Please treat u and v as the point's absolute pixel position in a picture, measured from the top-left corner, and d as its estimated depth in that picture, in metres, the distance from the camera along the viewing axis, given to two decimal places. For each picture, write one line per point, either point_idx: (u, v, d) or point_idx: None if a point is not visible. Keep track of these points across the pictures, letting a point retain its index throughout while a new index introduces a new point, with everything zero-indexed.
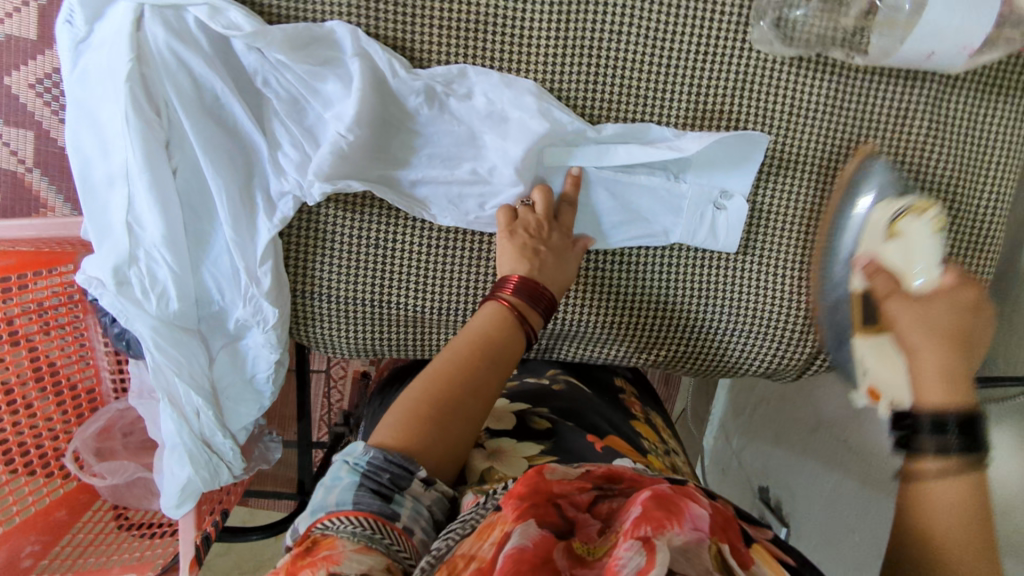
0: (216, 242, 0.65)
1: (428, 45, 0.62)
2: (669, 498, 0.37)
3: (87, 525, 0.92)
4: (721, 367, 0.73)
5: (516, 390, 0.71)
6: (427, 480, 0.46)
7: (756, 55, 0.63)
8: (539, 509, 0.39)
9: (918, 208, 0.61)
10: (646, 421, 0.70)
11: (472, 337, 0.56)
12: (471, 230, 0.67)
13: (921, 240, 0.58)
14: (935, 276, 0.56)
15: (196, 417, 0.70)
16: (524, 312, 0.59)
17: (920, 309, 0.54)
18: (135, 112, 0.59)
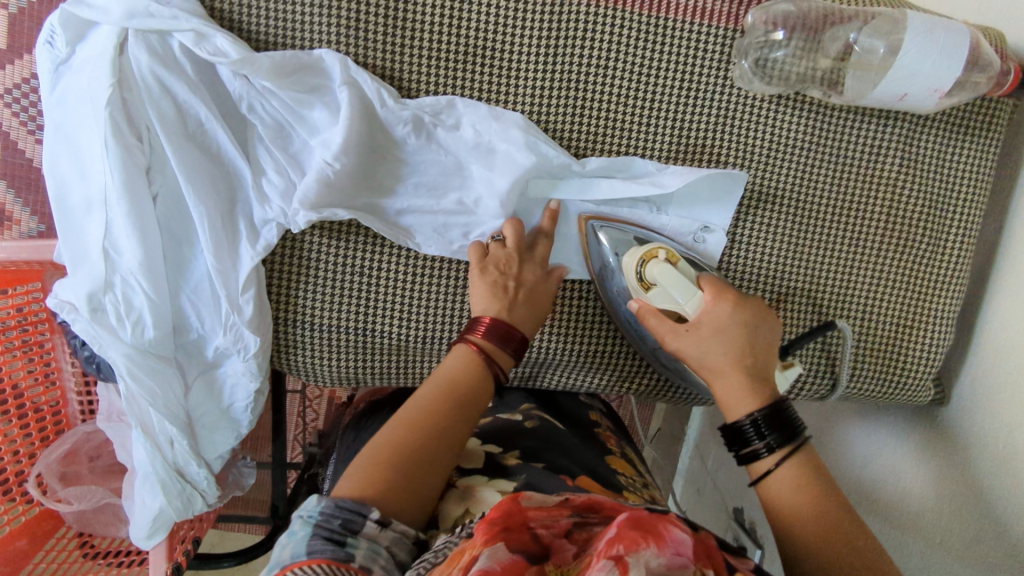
0: (197, 267, 0.64)
1: (416, 75, 0.63)
2: (647, 522, 0.38)
3: (50, 554, 0.89)
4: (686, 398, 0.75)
5: (485, 428, 0.69)
6: (381, 521, 0.45)
7: (736, 91, 0.64)
8: (512, 531, 0.40)
9: (652, 254, 0.63)
10: (621, 455, 0.70)
11: (436, 383, 0.57)
12: (456, 259, 0.67)
13: (669, 282, 0.61)
14: (696, 300, 0.59)
15: (169, 445, 0.68)
16: (494, 355, 0.60)
17: (702, 334, 0.58)
18: (115, 137, 0.58)
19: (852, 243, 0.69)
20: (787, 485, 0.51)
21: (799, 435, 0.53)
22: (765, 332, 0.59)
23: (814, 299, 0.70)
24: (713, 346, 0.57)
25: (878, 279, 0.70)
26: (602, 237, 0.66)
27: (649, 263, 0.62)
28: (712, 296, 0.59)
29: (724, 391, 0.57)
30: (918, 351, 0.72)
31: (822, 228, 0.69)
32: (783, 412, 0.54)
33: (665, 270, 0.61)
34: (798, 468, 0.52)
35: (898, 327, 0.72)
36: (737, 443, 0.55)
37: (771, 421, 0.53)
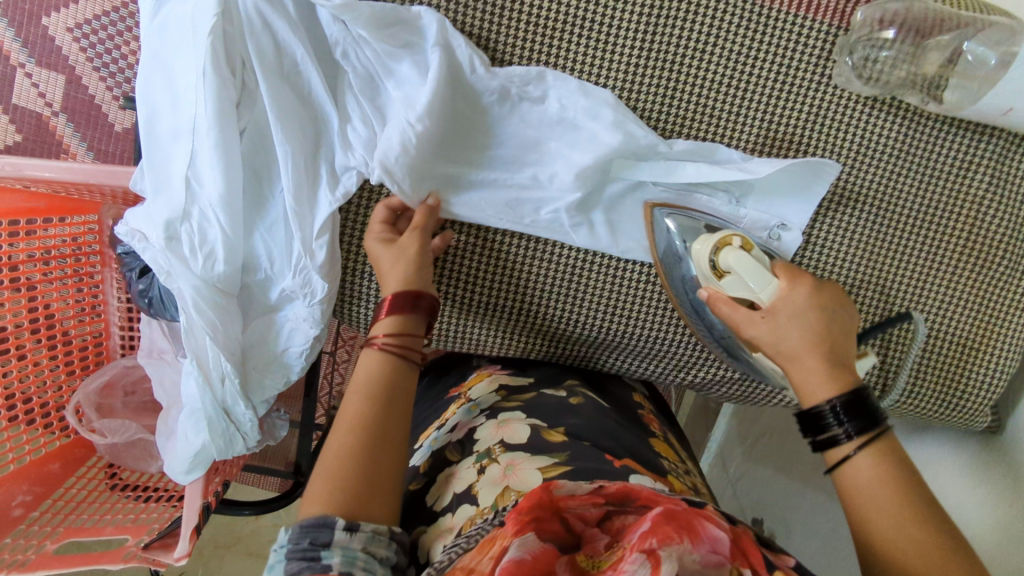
0: (274, 206, 0.65)
1: (512, 37, 0.62)
2: (681, 516, 0.37)
3: (81, 481, 0.89)
4: (621, 360, 0.75)
5: (529, 402, 0.64)
6: (349, 526, 0.45)
7: (835, 90, 0.63)
8: (545, 520, 0.39)
9: (727, 241, 0.60)
10: (664, 439, 0.68)
11: (366, 390, 0.54)
12: (527, 232, 0.67)
13: (744, 269, 0.58)
14: (772, 287, 0.57)
15: (220, 383, 0.66)
16: (403, 325, 0.58)
17: (779, 321, 0.55)
18: (214, 67, 0.58)
19: (929, 256, 0.68)
20: (867, 475, 0.49)
21: (880, 424, 0.50)
22: (841, 313, 0.58)
23: (886, 310, 0.69)
24: (795, 329, 0.55)
25: (952, 296, 0.69)
26: (671, 220, 0.65)
27: (722, 250, 0.60)
28: (790, 281, 0.57)
29: (800, 378, 0.54)
30: (980, 374, 0.71)
31: (899, 237, 0.67)
32: (866, 399, 0.50)
33: (740, 258, 0.59)
34: (877, 455, 0.49)
35: (964, 348, 0.70)
36: (814, 429, 0.52)
37: (851, 408, 0.50)
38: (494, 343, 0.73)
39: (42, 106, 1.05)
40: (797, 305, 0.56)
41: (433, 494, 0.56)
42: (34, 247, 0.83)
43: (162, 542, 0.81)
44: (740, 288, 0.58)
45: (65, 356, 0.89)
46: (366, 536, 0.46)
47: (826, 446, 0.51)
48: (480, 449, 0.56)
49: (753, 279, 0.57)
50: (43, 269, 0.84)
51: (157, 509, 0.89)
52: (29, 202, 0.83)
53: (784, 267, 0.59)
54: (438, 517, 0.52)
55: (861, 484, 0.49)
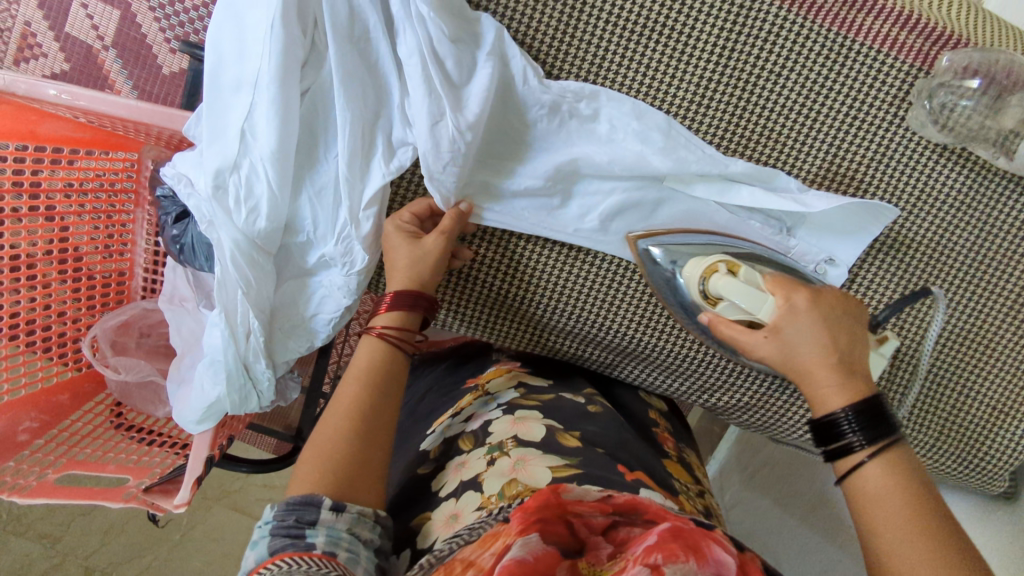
0: (324, 169, 0.64)
1: (586, 34, 0.61)
2: (687, 534, 0.36)
3: (87, 415, 0.89)
4: (653, 377, 0.73)
5: (547, 402, 0.62)
6: (336, 506, 0.45)
7: (909, 134, 0.62)
8: (549, 521, 0.38)
9: (712, 266, 0.59)
10: (677, 460, 0.65)
11: (366, 376, 0.54)
12: (570, 242, 0.66)
13: (733, 293, 0.55)
14: (770, 304, 0.53)
15: (245, 337, 0.65)
16: (404, 322, 0.58)
17: (784, 339, 0.52)
18: (284, 22, 0.57)
19: (970, 315, 0.67)
20: (877, 484, 0.46)
21: (893, 432, 0.47)
22: (849, 320, 0.54)
23: (920, 364, 0.69)
24: (808, 340, 0.52)
25: (987, 357, 0.68)
26: (658, 247, 0.64)
27: (711, 277, 0.58)
28: (784, 295, 0.53)
29: (811, 393, 0.51)
30: (1005, 440, 0.70)
31: (947, 293, 0.66)
32: (878, 407, 0.48)
33: (727, 280, 0.56)
34: (890, 463, 0.46)
35: (991, 413, 0.69)
36: (827, 441, 0.49)
37: (863, 418, 0.48)
38: (524, 340, 0.73)
39: (94, 39, 1.05)
40: (805, 315, 0.52)
41: (436, 482, 0.55)
42: (74, 177, 0.83)
43: (162, 487, 0.81)
44: (740, 313, 0.56)
45: (88, 291, 0.89)
46: (351, 517, 0.46)
47: (837, 454, 0.48)
48: (493, 441, 0.54)
49: (750, 301, 0.54)
50: (78, 215, 0.84)
51: (159, 454, 0.89)
52: (77, 132, 0.83)
53: (776, 279, 0.55)
54: (440, 503, 0.51)
55: (869, 495, 0.46)
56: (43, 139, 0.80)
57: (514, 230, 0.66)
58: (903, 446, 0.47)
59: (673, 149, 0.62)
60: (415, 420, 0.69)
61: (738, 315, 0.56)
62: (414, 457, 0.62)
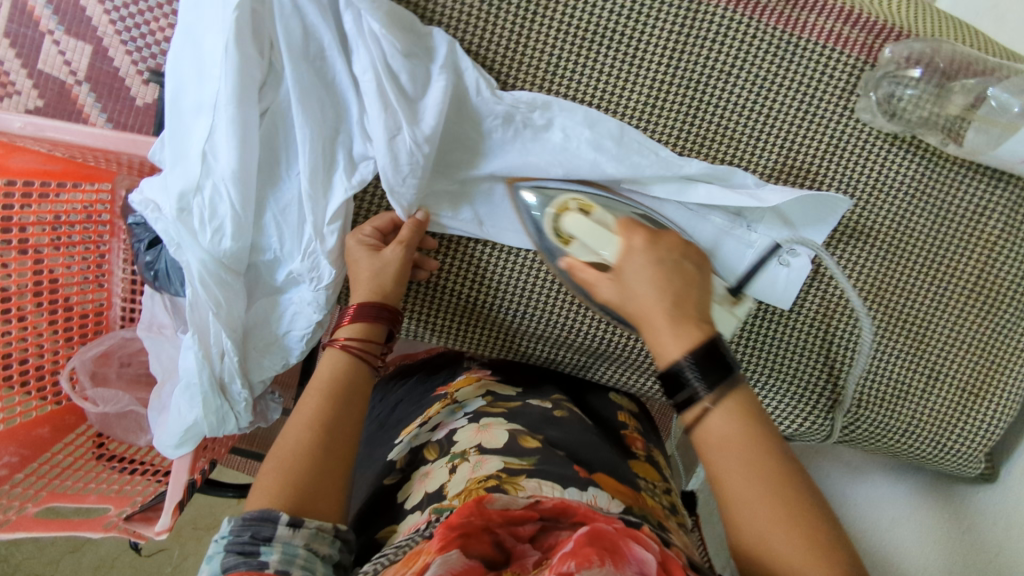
0: (288, 186, 0.64)
1: (539, 45, 0.63)
2: (608, 537, 0.36)
3: (67, 448, 0.88)
4: (630, 378, 0.74)
5: (512, 410, 0.63)
6: (292, 522, 0.45)
7: (859, 126, 0.64)
8: (470, 536, 0.38)
9: (564, 207, 0.60)
10: (646, 460, 0.65)
11: (328, 388, 0.55)
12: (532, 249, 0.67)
13: (584, 234, 0.57)
14: (615, 247, 0.55)
15: (218, 358, 0.66)
16: (368, 331, 0.59)
17: (625, 281, 0.53)
18: (238, 44, 0.58)
19: (933, 298, 0.68)
20: (720, 435, 0.46)
21: (730, 374, 0.47)
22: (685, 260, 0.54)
23: (888, 347, 0.69)
24: (645, 284, 0.51)
25: (952, 337, 0.69)
26: (530, 192, 0.64)
27: (563, 217, 0.59)
28: (626, 237, 0.55)
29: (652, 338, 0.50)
30: (976, 421, 0.70)
31: (910, 276, 0.67)
32: (715, 349, 0.47)
33: (579, 221, 0.58)
34: (729, 412, 0.46)
35: (959, 394, 0.70)
36: (672, 389, 0.48)
37: (704, 364, 0.46)
38: (497, 347, 0.73)
39: (66, 74, 1.06)
40: (646, 260, 0.53)
41: (404, 492, 0.55)
42: (45, 210, 0.83)
43: (143, 515, 0.81)
44: (588, 256, 0.57)
45: (66, 323, 0.89)
46: (309, 533, 0.45)
47: (682, 404, 0.48)
48: (456, 450, 0.55)
49: (602, 248, 0.56)
50: (53, 240, 0.85)
51: (141, 483, 0.89)
52: (47, 164, 0.84)
53: (623, 221, 0.57)
54: (406, 516, 0.51)
55: (716, 444, 0.46)
56: (14, 173, 0.81)
57: (477, 236, 0.67)
58: (741, 388, 0.47)
59: (626, 156, 0.63)
60: (385, 429, 0.70)
61: (598, 259, 0.56)
62: (381, 468, 0.62)
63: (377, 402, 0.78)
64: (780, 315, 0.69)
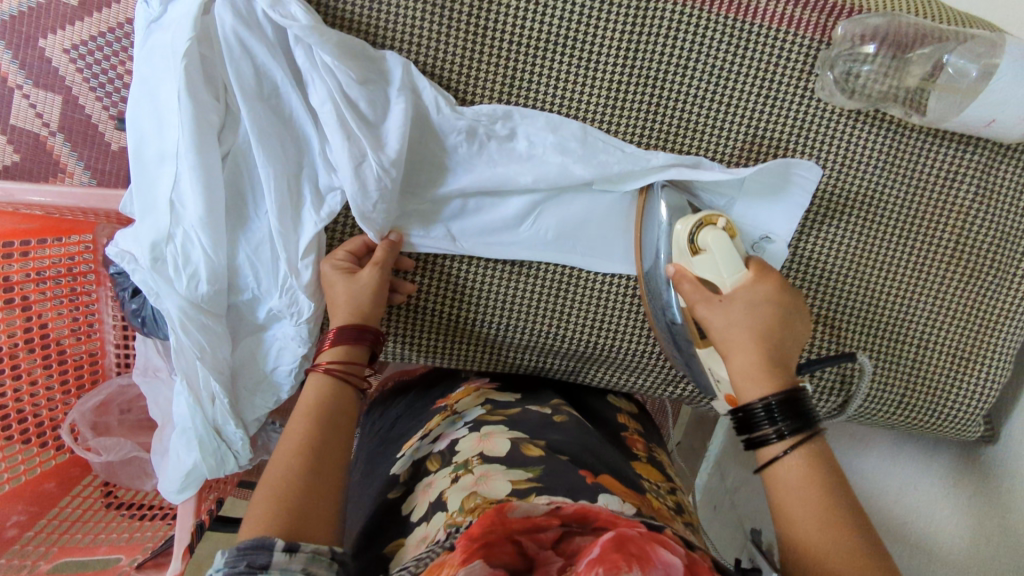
0: (258, 226, 0.64)
1: (494, 55, 0.63)
2: (633, 543, 0.35)
3: (76, 499, 0.88)
4: (622, 379, 0.74)
5: (512, 417, 0.63)
6: (289, 547, 0.44)
7: (820, 104, 0.63)
8: (493, 545, 0.37)
9: (708, 220, 0.59)
10: (648, 461, 0.65)
11: (313, 416, 0.55)
12: (508, 262, 0.68)
13: (721, 251, 0.57)
14: (739, 275, 0.56)
15: (210, 402, 0.66)
16: (349, 355, 0.59)
17: (736, 308, 0.54)
18: (190, 90, 0.58)
19: (914, 268, 0.68)
20: (797, 476, 0.47)
21: (813, 424, 0.49)
22: (797, 318, 0.56)
23: (876, 321, 0.69)
24: (743, 317, 0.54)
25: (938, 304, 0.68)
26: (662, 205, 0.64)
27: (704, 228, 0.58)
28: (755, 275, 0.56)
29: (742, 368, 0.52)
30: (971, 385, 0.70)
31: (888, 249, 0.67)
32: (799, 400, 0.49)
33: (720, 238, 0.57)
34: (806, 459, 0.48)
35: (951, 360, 0.70)
36: (746, 426, 0.51)
37: (786, 408, 0.49)
38: (486, 361, 0.73)
39: (40, 126, 1.06)
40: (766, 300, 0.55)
41: (409, 505, 0.55)
42: (29, 267, 0.83)
43: (155, 561, 0.81)
44: (703, 271, 0.57)
45: (61, 372, 0.89)
46: (306, 556, 0.45)
47: (758, 444, 0.50)
48: (459, 459, 0.55)
49: (723, 266, 0.56)
50: (37, 285, 0.84)
51: (151, 528, 0.89)
52: (25, 223, 0.84)
53: (757, 262, 0.58)
54: (412, 529, 0.51)
55: (785, 483, 0.48)
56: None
57: (452, 253, 0.67)
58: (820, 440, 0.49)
59: (592, 157, 0.63)
60: (386, 442, 0.70)
61: (714, 282, 0.57)
62: (384, 481, 0.62)
63: (376, 420, 0.78)
64: None
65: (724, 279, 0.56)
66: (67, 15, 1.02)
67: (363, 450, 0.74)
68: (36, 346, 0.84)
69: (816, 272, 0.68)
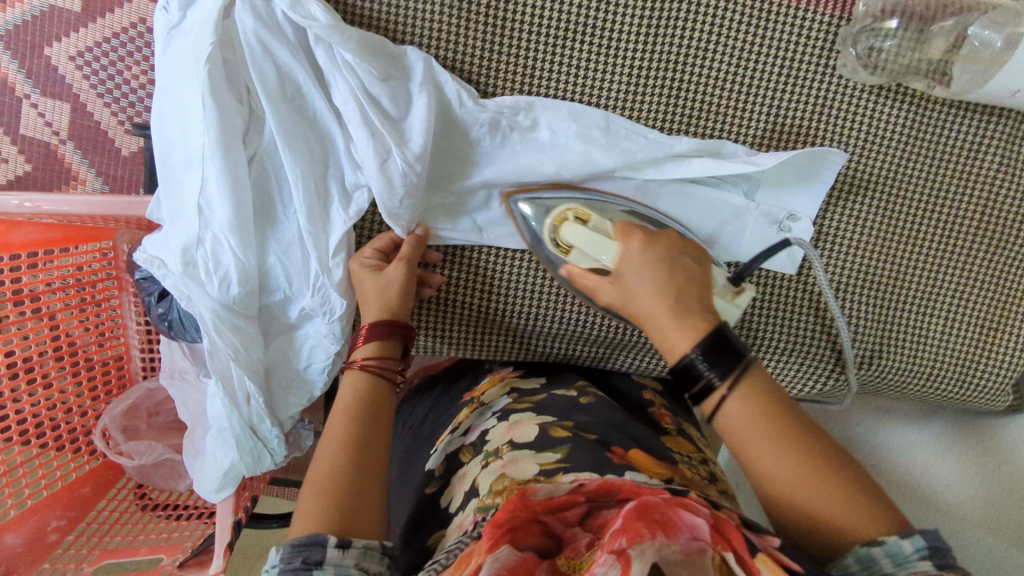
0: (287, 226, 0.65)
1: (512, 46, 0.63)
2: (656, 509, 0.36)
3: (111, 503, 0.90)
4: (653, 364, 0.74)
5: (540, 403, 0.63)
6: (342, 543, 0.45)
7: (842, 82, 0.63)
8: (520, 529, 0.37)
9: (559, 215, 0.60)
10: (678, 434, 0.65)
11: (349, 410, 0.56)
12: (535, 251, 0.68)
13: (585, 242, 0.58)
14: (614, 252, 0.57)
15: (245, 402, 0.67)
16: (381, 350, 0.60)
17: (626, 282, 0.56)
18: (213, 94, 0.59)
19: (941, 240, 0.68)
20: (743, 418, 0.48)
21: (740, 360, 0.49)
22: (686, 260, 0.58)
23: (904, 296, 0.69)
24: (644, 285, 0.55)
25: (966, 275, 0.68)
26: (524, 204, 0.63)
27: (561, 227, 0.59)
28: (624, 240, 0.58)
29: (657, 334, 0.54)
30: (1000, 354, 0.70)
31: (915, 222, 0.67)
32: (722, 340, 0.50)
33: (579, 231, 0.58)
34: (746, 397, 0.49)
35: (980, 331, 0.70)
36: (687, 383, 0.51)
37: (710, 355, 0.49)
38: (515, 351, 0.74)
39: (50, 135, 1.07)
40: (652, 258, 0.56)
41: (446, 498, 0.55)
42: (53, 276, 0.83)
43: (196, 559, 0.82)
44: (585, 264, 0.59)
45: (89, 379, 0.90)
46: (358, 552, 0.45)
47: (700, 396, 0.50)
48: (490, 448, 0.56)
49: (599, 253, 0.57)
50: (63, 298, 0.85)
51: (189, 527, 0.91)
52: (47, 232, 0.84)
53: (621, 228, 0.59)
54: (452, 519, 0.52)
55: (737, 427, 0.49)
56: (17, 247, 0.81)
57: (478, 244, 0.68)
58: (754, 372, 0.50)
59: (615, 144, 0.63)
60: (419, 440, 0.70)
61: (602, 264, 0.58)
62: (421, 478, 0.63)
63: (407, 413, 0.79)
64: (789, 282, 0.69)
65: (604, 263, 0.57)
66: (73, 22, 1.02)
67: (396, 450, 0.74)
68: (64, 357, 0.85)
69: (841, 249, 0.68)
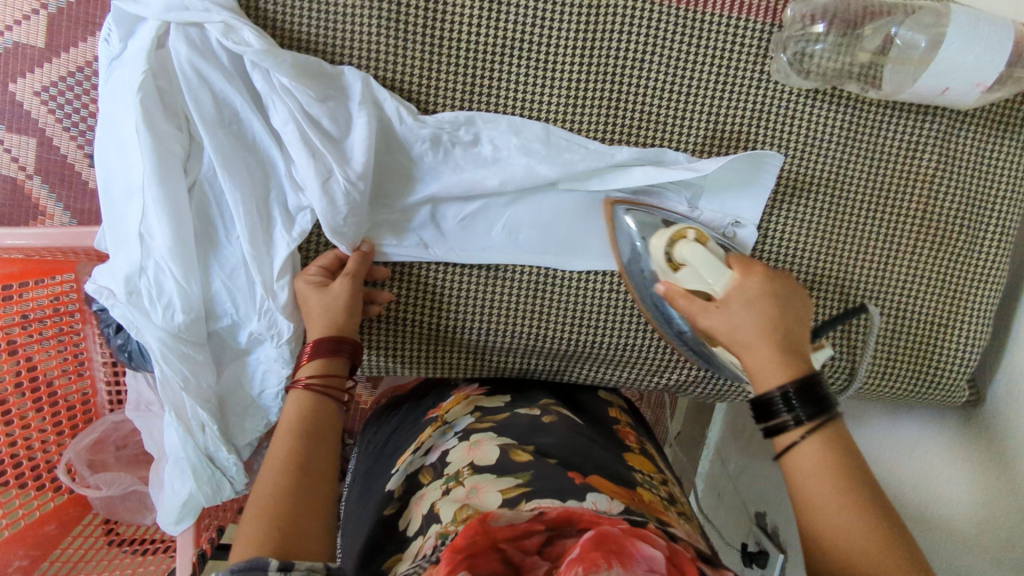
0: (231, 252, 0.65)
1: (453, 64, 0.63)
2: (612, 539, 0.35)
3: (77, 540, 0.88)
4: (613, 375, 0.74)
5: (500, 422, 0.63)
6: (283, 565, 0.43)
7: (775, 86, 0.64)
8: (478, 556, 0.37)
9: (681, 234, 0.59)
10: (640, 452, 0.65)
11: (296, 434, 0.55)
12: (485, 266, 0.68)
13: (699, 262, 0.56)
14: (725, 278, 0.55)
15: (200, 430, 0.67)
16: (325, 367, 0.59)
17: (733, 310, 0.54)
18: (146, 119, 0.59)
19: (885, 238, 0.68)
20: (815, 461, 0.47)
21: (829, 410, 0.48)
22: (795, 303, 0.56)
23: (852, 294, 0.69)
24: (743, 318, 0.53)
25: (912, 272, 0.69)
26: (629, 219, 0.65)
27: (678, 243, 0.58)
28: (741, 273, 0.56)
29: (755, 365, 0.52)
30: (952, 349, 0.70)
31: (859, 221, 0.68)
32: (814, 386, 0.49)
33: (694, 249, 0.57)
34: (825, 441, 0.47)
35: (929, 327, 0.70)
36: (764, 416, 0.50)
37: (803, 394, 0.48)
38: (472, 367, 0.73)
39: (16, 170, 1.06)
40: (746, 300, 0.54)
41: (403, 521, 0.54)
42: (12, 312, 0.82)
43: None
44: (689, 283, 0.57)
45: (53, 413, 0.88)
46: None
47: (773, 431, 0.49)
48: (450, 471, 0.55)
49: (707, 276, 0.56)
50: (23, 328, 0.84)
51: (155, 562, 0.90)
52: (6, 267, 0.83)
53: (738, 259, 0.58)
54: (410, 543, 0.51)
55: (805, 475, 0.47)
56: None
57: (426, 259, 0.68)
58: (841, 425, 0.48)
59: (557, 156, 0.64)
60: (382, 458, 0.70)
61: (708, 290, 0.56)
62: (380, 499, 0.62)
63: (369, 438, 0.79)
64: None
65: (714, 287, 0.55)
66: (36, 58, 0.99)
67: (361, 468, 0.73)
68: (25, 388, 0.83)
69: (786, 250, 0.68)
